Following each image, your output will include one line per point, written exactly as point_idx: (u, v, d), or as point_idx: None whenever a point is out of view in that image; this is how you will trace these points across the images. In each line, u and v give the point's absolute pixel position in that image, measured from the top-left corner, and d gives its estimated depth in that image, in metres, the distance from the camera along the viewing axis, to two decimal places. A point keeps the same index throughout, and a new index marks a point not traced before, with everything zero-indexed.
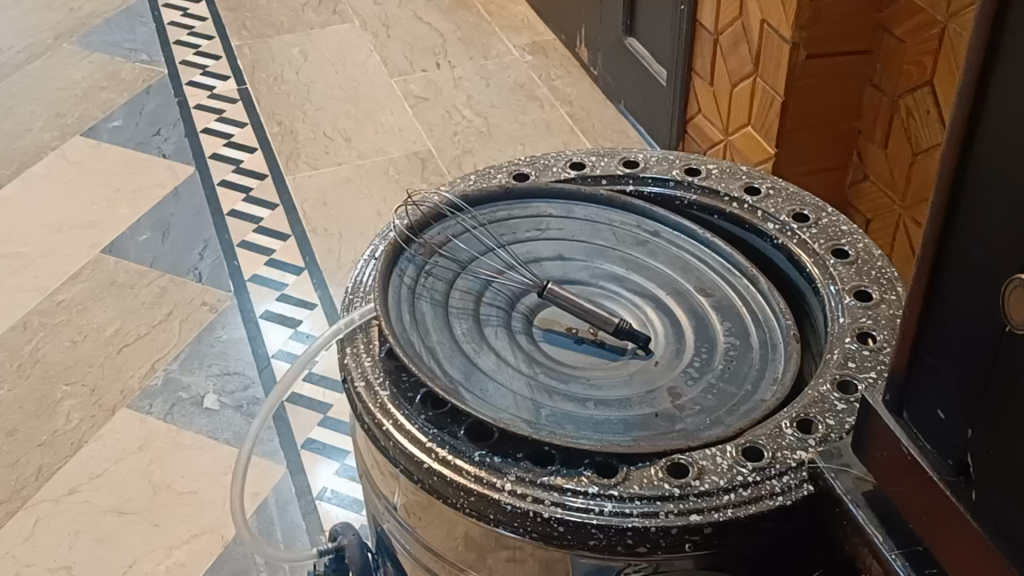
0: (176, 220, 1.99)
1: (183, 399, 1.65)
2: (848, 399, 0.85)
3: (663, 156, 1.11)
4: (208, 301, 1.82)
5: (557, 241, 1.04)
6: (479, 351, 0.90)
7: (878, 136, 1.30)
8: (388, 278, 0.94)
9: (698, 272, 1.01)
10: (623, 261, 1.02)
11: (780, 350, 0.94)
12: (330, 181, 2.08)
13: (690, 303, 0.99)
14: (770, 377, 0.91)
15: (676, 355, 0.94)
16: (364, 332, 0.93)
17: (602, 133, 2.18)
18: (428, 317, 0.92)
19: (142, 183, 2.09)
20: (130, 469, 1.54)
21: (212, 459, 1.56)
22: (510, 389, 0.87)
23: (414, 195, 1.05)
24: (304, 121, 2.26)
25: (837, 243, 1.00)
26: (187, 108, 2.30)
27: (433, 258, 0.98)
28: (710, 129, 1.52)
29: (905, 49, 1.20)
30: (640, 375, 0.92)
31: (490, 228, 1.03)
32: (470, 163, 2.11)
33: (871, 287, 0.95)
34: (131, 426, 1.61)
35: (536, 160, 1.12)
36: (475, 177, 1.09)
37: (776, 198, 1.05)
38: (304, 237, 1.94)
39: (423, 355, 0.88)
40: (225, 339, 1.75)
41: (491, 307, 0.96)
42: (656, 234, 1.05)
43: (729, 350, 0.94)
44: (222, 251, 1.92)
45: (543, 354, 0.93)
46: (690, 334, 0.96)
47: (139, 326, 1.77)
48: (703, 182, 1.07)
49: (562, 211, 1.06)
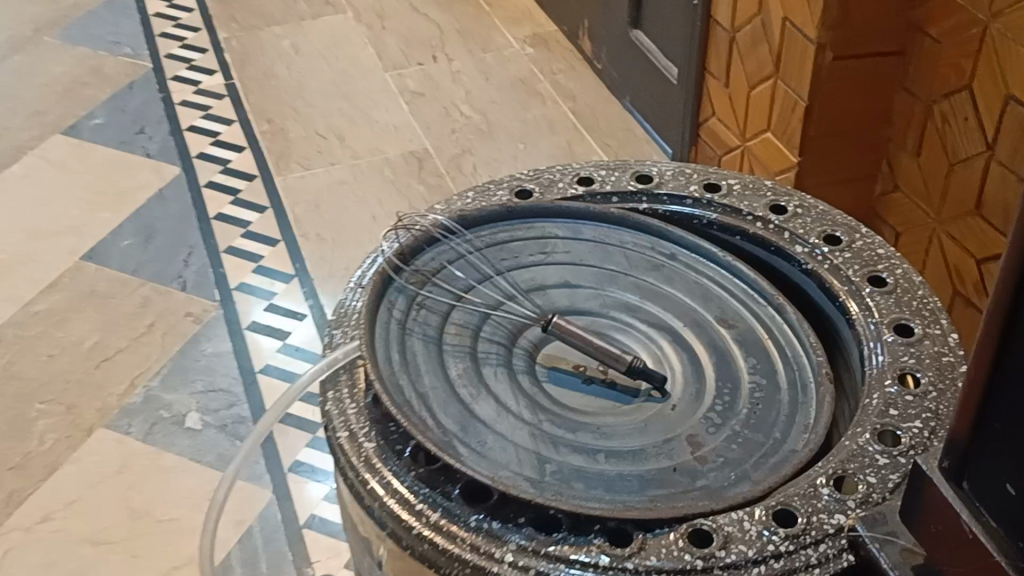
0: (160, 224, 1.89)
1: (164, 418, 1.55)
2: (891, 453, 0.76)
3: (678, 169, 1.01)
4: (192, 312, 1.72)
5: (563, 266, 0.94)
6: (478, 394, 0.81)
7: (909, 144, 1.18)
8: (376, 314, 0.85)
9: (718, 301, 0.92)
10: (636, 288, 0.93)
11: (811, 394, 0.84)
12: (322, 183, 1.98)
13: (710, 336, 0.89)
14: (801, 424, 0.82)
15: (696, 395, 0.85)
16: (347, 374, 0.83)
17: (607, 132, 2.09)
18: (420, 357, 0.83)
19: (125, 184, 1.99)
20: (108, 495, 1.45)
21: (195, 484, 1.46)
22: (512, 441, 0.78)
23: (404, 217, 0.96)
24: (295, 118, 2.16)
25: (873, 269, 0.90)
26: (172, 105, 2.20)
27: (426, 288, 0.89)
28: (726, 133, 1.40)
29: (940, 51, 1.09)
30: (656, 421, 0.82)
31: (489, 253, 0.93)
32: (469, 164, 2.02)
33: (913, 320, 0.85)
34: (110, 447, 1.51)
35: (539, 175, 1.02)
36: (473, 194, 0.99)
37: (805, 218, 0.95)
38: (294, 242, 1.85)
39: (414, 403, 0.78)
40: (210, 352, 1.65)
41: (490, 344, 0.86)
42: (672, 258, 0.96)
43: (755, 393, 0.85)
44: (209, 257, 1.82)
45: (549, 397, 0.83)
46: (713, 372, 0.87)
47: (119, 339, 1.68)
48: (724, 199, 0.97)
49: (569, 232, 0.97)
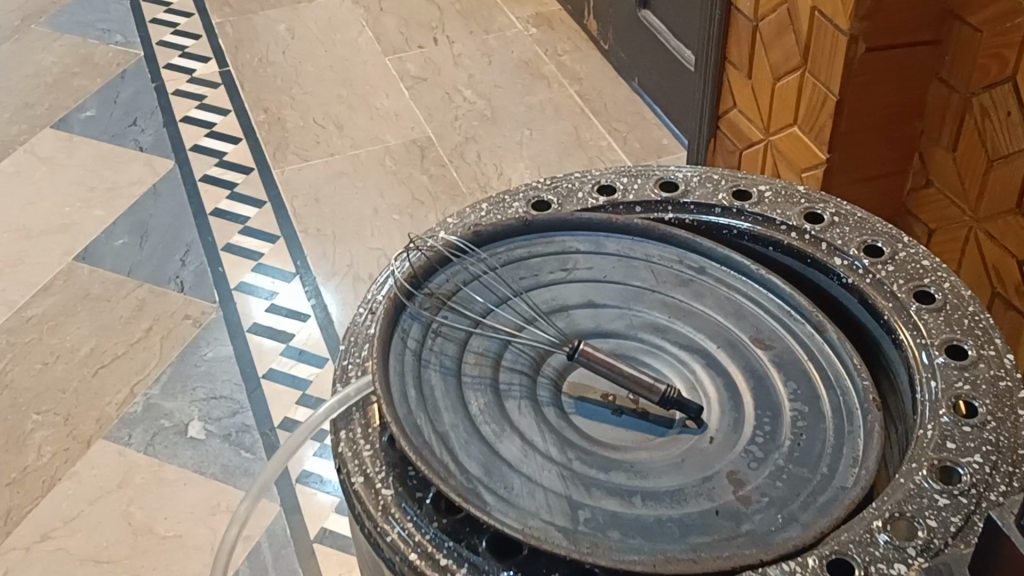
0: (155, 222, 1.83)
1: (165, 428, 1.50)
2: (951, 492, 0.70)
3: (705, 174, 0.95)
4: (191, 314, 1.66)
5: (585, 284, 0.88)
6: (502, 432, 0.75)
7: (945, 137, 1.12)
8: (389, 346, 0.79)
9: (752, 318, 0.86)
10: (665, 306, 0.87)
11: (857, 422, 0.78)
12: (322, 174, 1.92)
13: (746, 359, 0.84)
14: (848, 455, 0.76)
15: (735, 426, 0.79)
16: (360, 411, 0.78)
17: (615, 116, 2.03)
18: (438, 393, 0.77)
19: (118, 179, 1.92)
20: (109, 511, 1.40)
21: (198, 497, 1.41)
22: (540, 484, 0.72)
23: (415, 235, 0.89)
24: (292, 107, 2.09)
25: (918, 283, 0.84)
26: (165, 95, 2.13)
27: (441, 313, 0.83)
28: (748, 125, 1.33)
29: (980, 41, 1.02)
30: (693, 457, 0.77)
31: (507, 272, 0.87)
32: (473, 152, 1.96)
33: (965, 341, 0.79)
34: (109, 460, 1.46)
35: (558, 184, 0.95)
36: (487, 207, 0.93)
37: (843, 226, 0.89)
38: (294, 238, 1.79)
39: (434, 446, 0.73)
40: (210, 357, 1.60)
41: (512, 373, 0.80)
42: (702, 272, 0.89)
43: (797, 421, 0.79)
44: (207, 256, 1.76)
45: (577, 432, 0.78)
46: (751, 399, 0.81)
47: (116, 345, 1.62)
48: (755, 207, 0.91)
49: (591, 245, 0.90)
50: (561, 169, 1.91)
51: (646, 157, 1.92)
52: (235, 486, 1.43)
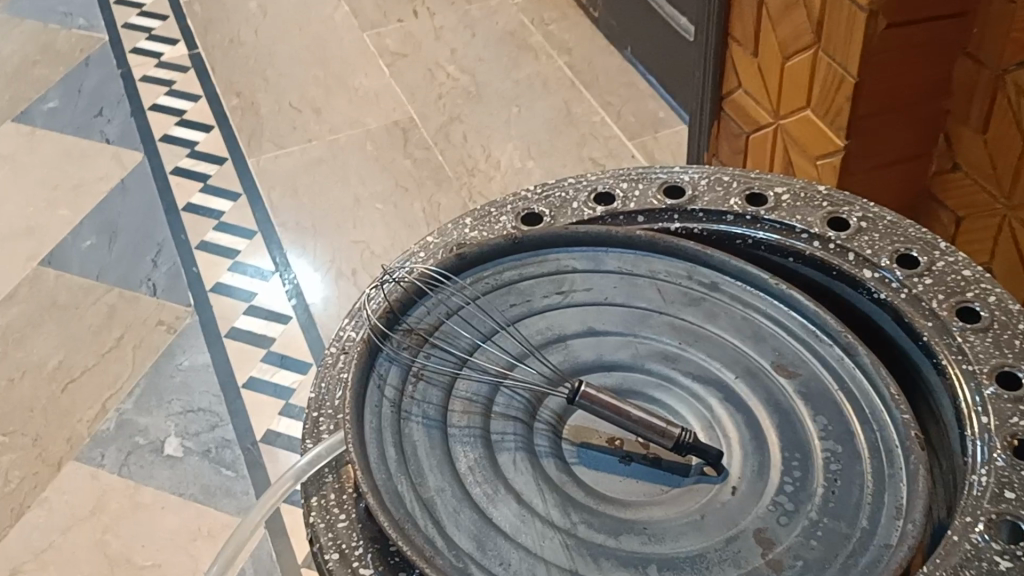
0: (124, 220, 1.73)
1: (140, 446, 1.41)
2: (1016, 554, 0.61)
3: (713, 176, 0.85)
4: (165, 320, 1.56)
5: (584, 308, 0.78)
6: (495, 493, 0.66)
7: (973, 118, 1.02)
8: (364, 397, 0.69)
9: (774, 341, 0.77)
10: (674, 330, 0.78)
11: (898, 464, 0.68)
12: (299, 163, 1.81)
13: (768, 391, 0.74)
14: (891, 504, 0.66)
15: (759, 473, 0.70)
16: (333, 473, 0.68)
17: (607, 88, 1.92)
18: (421, 450, 0.67)
19: (84, 176, 1.82)
20: (82, 540, 1.30)
21: (178, 522, 1.32)
22: (542, 559, 0.63)
23: (390, 263, 0.80)
24: (266, 90, 1.98)
25: (961, 297, 0.74)
26: (132, 82, 2.02)
27: (423, 352, 0.73)
28: (755, 107, 1.22)
29: (1012, 13, 0.92)
30: (714, 515, 0.67)
31: (495, 300, 0.77)
32: (459, 133, 1.85)
33: (1019, 366, 0.69)
34: (81, 483, 1.37)
35: (549, 193, 0.85)
36: (471, 223, 0.83)
37: (871, 233, 0.79)
38: (272, 233, 1.69)
39: (418, 517, 0.63)
40: (187, 366, 1.50)
41: (505, 421, 0.71)
42: (714, 288, 0.80)
43: (830, 465, 0.69)
44: (180, 255, 1.66)
45: (581, 489, 0.68)
46: (777, 439, 0.71)
47: (85, 357, 1.52)
48: (772, 213, 0.81)
49: (589, 263, 0.81)
50: (553, 148, 1.80)
51: (643, 133, 1.82)
52: (216, 508, 1.33)
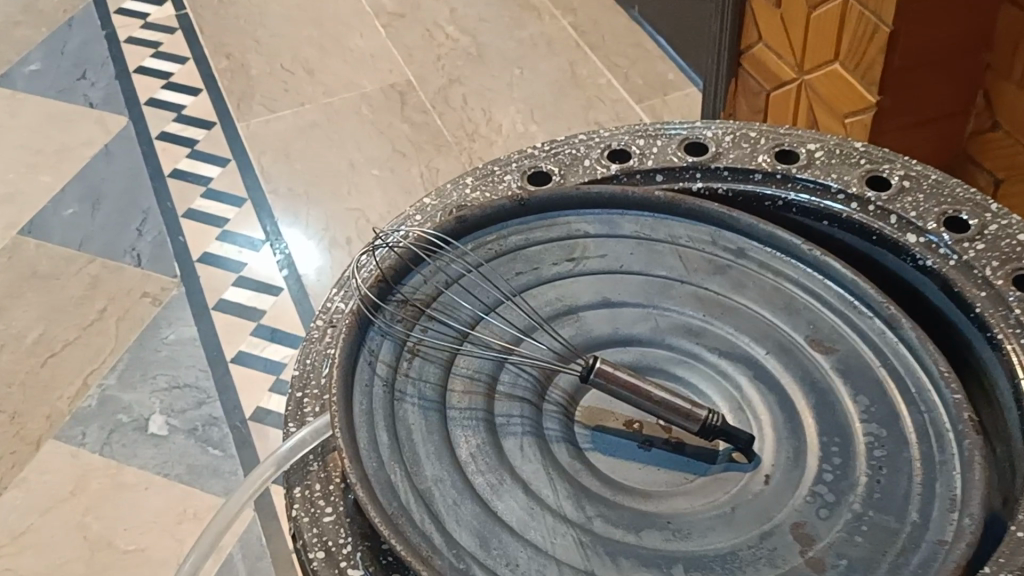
0: (108, 186, 1.65)
1: (123, 424, 1.33)
2: None
3: (739, 131, 0.77)
4: (150, 292, 1.49)
5: (598, 277, 0.71)
6: (501, 483, 0.59)
7: (1017, 72, 0.94)
8: (354, 376, 0.62)
9: (808, 313, 0.69)
10: (698, 301, 0.70)
11: (950, 450, 0.61)
12: (292, 127, 1.73)
13: (803, 369, 0.67)
14: (945, 495, 0.59)
15: (795, 460, 0.62)
16: (318, 461, 0.61)
17: (614, 49, 1.84)
18: (417, 436, 0.60)
19: (67, 141, 1.74)
20: (61, 523, 1.24)
21: (163, 504, 1.25)
22: (554, 558, 0.56)
23: (383, 227, 0.72)
24: (257, 52, 1.89)
25: (1017, 264, 0.66)
26: (117, 43, 1.93)
27: (420, 326, 0.66)
28: (777, 62, 1.13)
29: None
30: (745, 507, 0.60)
31: (499, 268, 0.70)
32: (459, 95, 1.77)
33: None
34: (61, 463, 1.30)
35: (558, 151, 0.77)
36: (473, 183, 0.76)
37: (915, 193, 0.72)
38: (263, 200, 1.61)
39: (415, 512, 0.56)
40: (173, 340, 1.43)
41: (511, 402, 0.63)
42: (741, 255, 0.72)
43: (874, 451, 0.62)
44: (166, 223, 1.58)
45: (596, 478, 0.61)
46: (814, 422, 0.64)
47: (66, 330, 1.45)
48: (805, 171, 0.74)
49: (602, 226, 0.73)
50: (557, 112, 1.72)
51: (651, 96, 1.74)
52: (203, 489, 1.26)
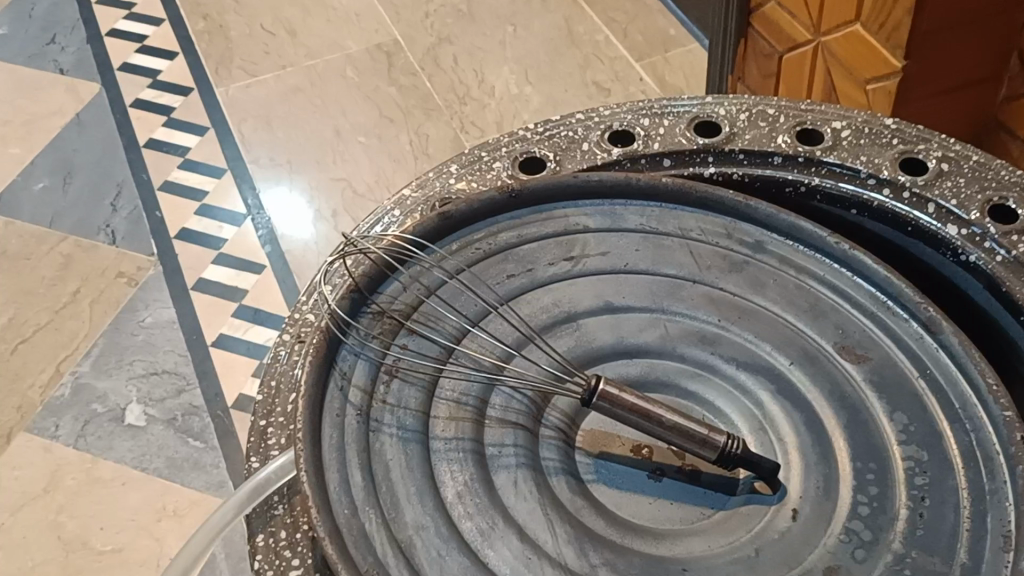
0: (80, 158, 1.56)
1: (98, 414, 1.26)
2: None
3: (756, 107, 0.69)
4: (125, 271, 1.40)
5: (599, 278, 0.63)
6: (492, 528, 0.51)
7: None
8: (322, 407, 0.54)
9: (835, 316, 0.61)
10: (713, 303, 0.62)
11: (1001, 477, 0.53)
12: (273, 91, 1.65)
13: (832, 379, 0.59)
14: (998, 532, 0.51)
15: (826, 490, 0.55)
16: (284, 504, 0.54)
17: (612, 4, 1.75)
18: (396, 473, 0.53)
19: (37, 110, 1.65)
20: (34, 523, 1.17)
21: (141, 501, 1.18)
22: None
23: (356, 231, 0.64)
24: (236, 12, 1.80)
25: None
26: (88, 5, 1.84)
27: (398, 343, 0.58)
28: (790, 22, 1.04)
29: None
30: (771, 549, 0.53)
31: (487, 273, 0.62)
32: (449, 55, 1.68)
33: None
34: (32, 457, 1.22)
35: (553, 133, 0.69)
36: (459, 173, 0.68)
37: (954, 176, 0.64)
38: (244, 171, 1.53)
39: (393, 568, 0.49)
40: (150, 324, 1.35)
41: (502, 427, 0.56)
42: (759, 249, 0.64)
43: (915, 478, 0.54)
44: (141, 197, 1.50)
45: (601, 518, 0.54)
46: (846, 445, 0.56)
47: (37, 314, 1.37)
48: (832, 153, 0.66)
49: (604, 219, 0.65)
50: (553, 72, 1.63)
51: (652, 53, 1.65)
52: (183, 484, 1.19)
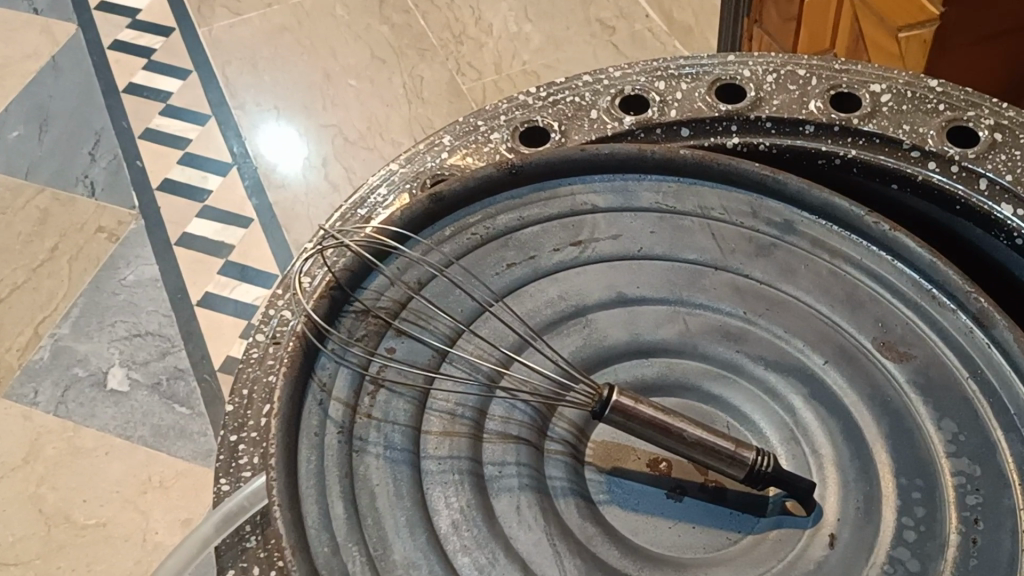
0: (57, 105, 1.48)
1: (79, 379, 1.20)
2: None
3: (785, 66, 0.62)
4: (105, 227, 1.33)
5: (609, 265, 0.56)
6: (493, 564, 0.46)
7: None
8: (300, 429, 0.49)
9: (875, 308, 0.54)
10: (738, 293, 0.55)
11: None
12: (258, 32, 1.56)
13: (873, 383, 0.52)
14: None
15: (867, 512, 0.49)
16: (258, 535, 0.48)
17: None
18: (383, 503, 0.47)
19: (10, 54, 1.56)
20: (13, 496, 1.11)
21: (124, 472, 1.13)
22: None
23: (338, 220, 0.58)
24: None
25: None
26: None
27: (383, 350, 0.52)
28: None
29: None
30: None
31: (481, 266, 0.56)
32: None
33: None
34: (11, 425, 1.16)
35: (558, 98, 0.62)
36: (453, 146, 0.61)
37: (1008, 147, 0.56)
38: (229, 117, 1.45)
39: None
40: (131, 282, 1.28)
41: (502, 445, 0.50)
42: (789, 229, 0.56)
43: (967, 498, 0.47)
44: (121, 146, 1.42)
45: (613, 547, 0.48)
46: (889, 459, 0.50)
47: (15, 273, 1.31)
48: (870, 122, 0.58)
49: (614, 198, 0.58)
50: (554, 10, 1.55)
51: None
52: (170, 453, 1.14)
